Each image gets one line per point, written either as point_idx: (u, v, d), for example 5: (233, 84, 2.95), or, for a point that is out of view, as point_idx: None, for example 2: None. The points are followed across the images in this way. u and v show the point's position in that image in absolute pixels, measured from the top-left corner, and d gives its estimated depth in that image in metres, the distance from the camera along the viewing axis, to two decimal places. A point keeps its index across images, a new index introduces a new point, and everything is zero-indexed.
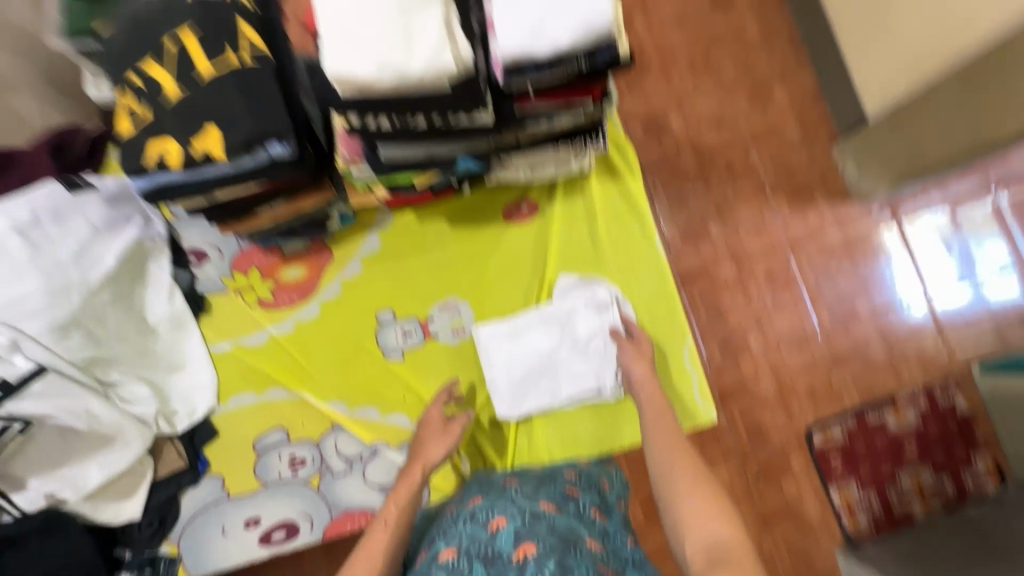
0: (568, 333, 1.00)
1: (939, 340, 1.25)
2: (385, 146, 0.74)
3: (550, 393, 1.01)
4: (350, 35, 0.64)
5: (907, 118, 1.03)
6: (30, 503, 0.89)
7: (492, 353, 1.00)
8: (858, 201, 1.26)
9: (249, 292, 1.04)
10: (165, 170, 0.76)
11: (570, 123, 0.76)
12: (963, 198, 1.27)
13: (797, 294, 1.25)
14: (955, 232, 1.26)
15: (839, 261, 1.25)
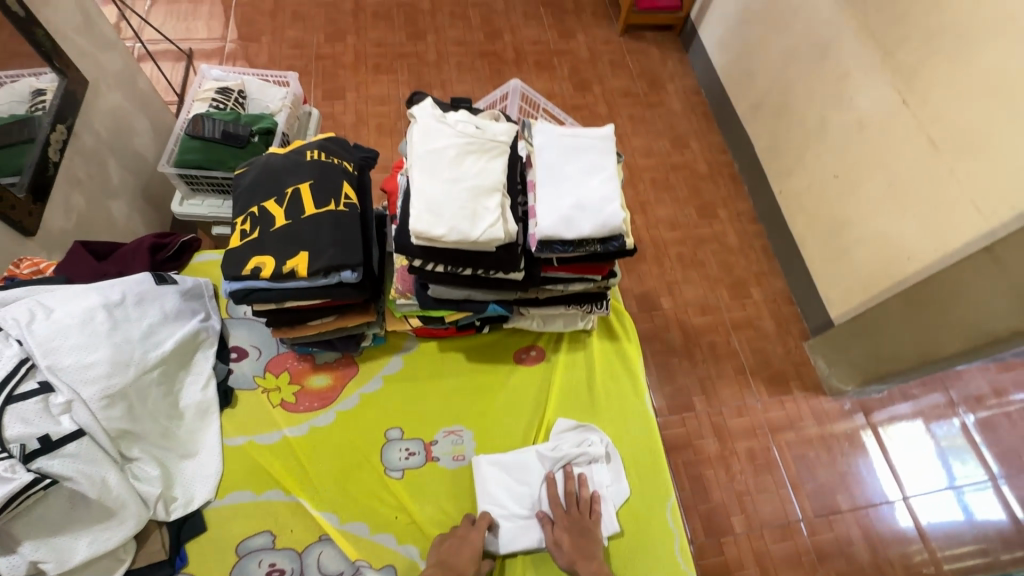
0: (558, 473, 1.08)
1: (924, 549, 1.64)
2: (436, 285, 0.97)
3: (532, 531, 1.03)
4: (431, 207, 0.84)
5: (865, 324, 1.76)
6: (12, 569, 0.82)
7: (491, 481, 1.06)
8: (828, 393, 1.90)
9: (275, 392, 1.14)
10: (254, 278, 0.93)
11: (580, 287, 1.07)
12: (885, 403, 1.85)
13: (778, 477, 1.74)
14: (894, 446, 1.79)
15: (815, 455, 1.78)
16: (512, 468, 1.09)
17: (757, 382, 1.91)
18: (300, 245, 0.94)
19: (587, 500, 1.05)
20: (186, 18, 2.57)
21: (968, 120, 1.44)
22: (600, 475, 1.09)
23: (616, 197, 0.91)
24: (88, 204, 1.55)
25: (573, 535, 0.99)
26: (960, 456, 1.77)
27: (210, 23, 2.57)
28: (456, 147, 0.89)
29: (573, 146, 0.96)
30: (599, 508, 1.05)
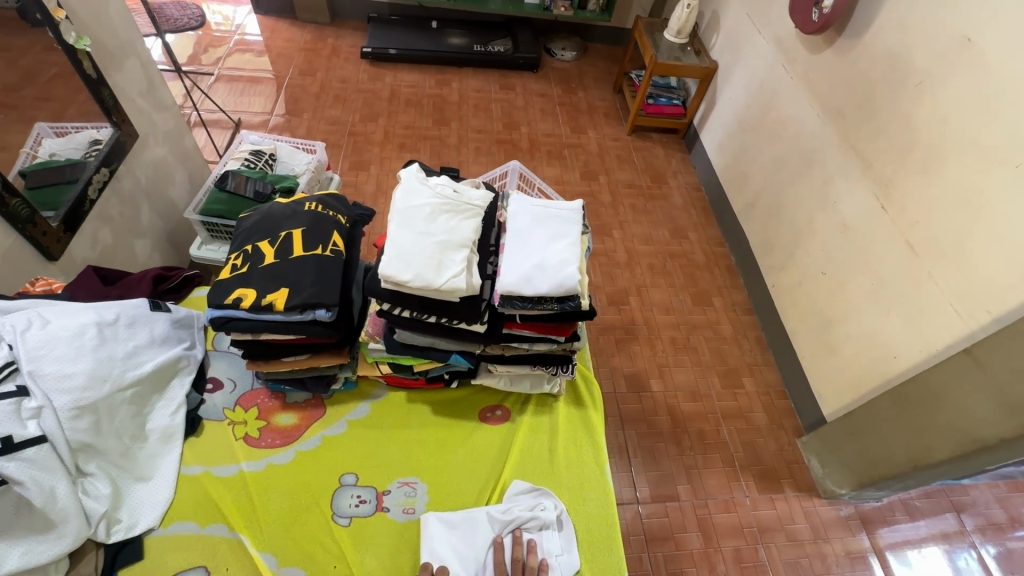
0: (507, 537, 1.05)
1: None
2: (402, 330, 1.03)
3: None
4: (401, 255, 0.92)
5: (853, 422, 1.73)
6: None
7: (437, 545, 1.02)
8: (822, 495, 1.83)
9: (241, 426, 1.16)
10: (234, 308, 1.00)
11: (545, 348, 1.11)
12: (884, 515, 1.78)
13: None
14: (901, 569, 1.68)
15: (807, 562, 1.69)
16: (460, 531, 1.05)
17: (747, 477, 1.85)
18: (283, 282, 1.02)
19: (535, 568, 1.00)
20: (241, 94, 2.92)
21: (939, 229, 1.51)
22: (550, 543, 1.05)
23: (575, 261, 0.98)
24: (113, 239, 1.69)
25: None
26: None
27: (261, 99, 2.91)
28: (432, 205, 0.99)
29: (542, 215, 1.05)
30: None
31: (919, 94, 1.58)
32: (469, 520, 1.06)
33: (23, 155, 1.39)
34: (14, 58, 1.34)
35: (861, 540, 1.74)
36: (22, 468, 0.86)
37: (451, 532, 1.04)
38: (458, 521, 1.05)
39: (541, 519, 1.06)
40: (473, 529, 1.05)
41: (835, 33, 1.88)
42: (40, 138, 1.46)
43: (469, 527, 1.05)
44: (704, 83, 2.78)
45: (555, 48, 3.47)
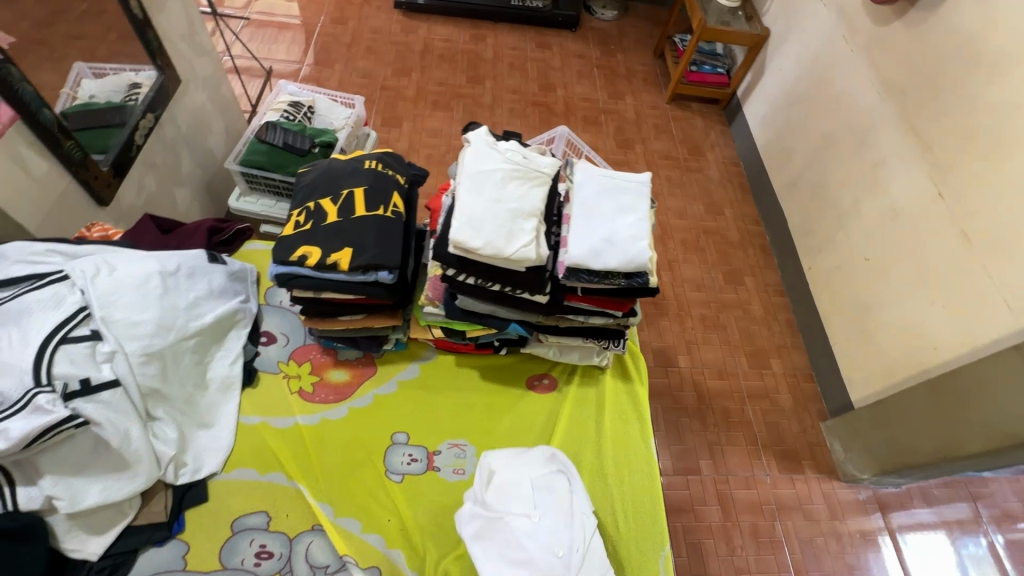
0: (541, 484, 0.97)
1: None
2: (464, 297, 1.02)
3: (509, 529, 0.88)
4: (472, 222, 0.91)
5: (882, 410, 1.74)
6: (27, 500, 0.84)
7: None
8: (843, 478, 1.85)
9: (295, 380, 1.18)
10: (299, 266, 1.00)
11: (600, 321, 1.11)
12: (901, 502, 1.81)
13: (781, 556, 1.69)
14: (909, 552, 1.72)
15: (823, 540, 1.73)
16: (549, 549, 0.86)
17: (768, 456, 1.87)
18: (347, 242, 1.01)
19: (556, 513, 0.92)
20: (273, 41, 2.84)
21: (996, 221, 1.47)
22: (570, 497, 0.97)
23: (646, 237, 0.96)
24: (157, 187, 1.69)
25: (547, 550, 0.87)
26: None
27: (292, 47, 2.83)
28: (503, 170, 0.96)
29: (610, 186, 1.03)
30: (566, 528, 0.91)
31: (992, 76, 1.49)
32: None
33: (64, 96, 1.31)
34: None
35: (876, 522, 1.77)
36: (101, 409, 0.89)
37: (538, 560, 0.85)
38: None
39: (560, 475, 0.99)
40: (565, 531, 0.89)
41: (907, 4, 1.77)
42: (80, 78, 1.40)
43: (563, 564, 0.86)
44: (753, 52, 2.64)
45: (596, 6, 3.32)
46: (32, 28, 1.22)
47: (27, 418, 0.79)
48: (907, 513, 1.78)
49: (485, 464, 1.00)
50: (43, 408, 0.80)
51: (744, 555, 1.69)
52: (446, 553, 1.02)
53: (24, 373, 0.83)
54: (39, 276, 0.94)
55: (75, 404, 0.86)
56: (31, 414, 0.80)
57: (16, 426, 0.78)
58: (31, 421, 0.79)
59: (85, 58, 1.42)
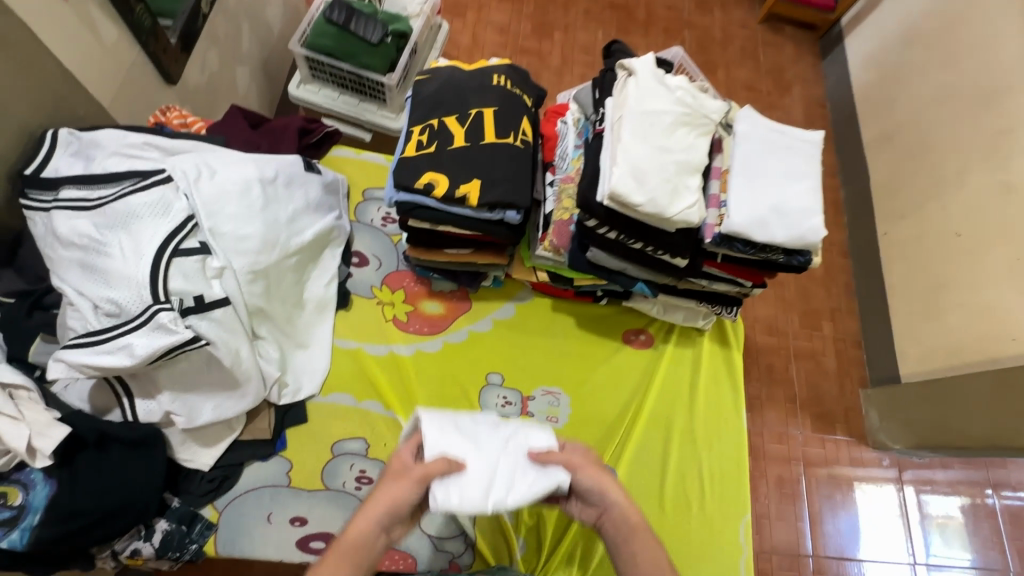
0: None
1: None
2: (595, 250, 0.93)
3: None
4: (636, 173, 0.79)
5: (935, 388, 1.61)
6: (148, 412, 0.84)
7: (448, 446, 0.69)
8: (870, 444, 1.75)
9: (389, 307, 1.13)
10: (423, 195, 0.90)
11: (723, 288, 1.04)
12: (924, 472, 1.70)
13: (798, 509, 1.64)
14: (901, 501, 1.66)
15: (841, 497, 1.66)
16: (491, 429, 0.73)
17: (803, 414, 1.77)
18: (475, 173, 0.90)
19: None
20: None
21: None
22: None
23: (818, 210, 0.86)
24: (220, 65, 1.48)
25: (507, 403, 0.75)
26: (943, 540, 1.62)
27: None
28: (672, 113, 0.83)
29: (778, 143, 0.90)
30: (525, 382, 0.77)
31: None
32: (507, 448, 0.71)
33: None
34: None
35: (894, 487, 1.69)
36: (215, 328, 0.84)
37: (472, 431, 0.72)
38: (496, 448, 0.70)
39: None
40: None
41: None
42: None
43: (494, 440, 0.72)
44: None
45: None
46: None
47: (148, 337, 0.75)
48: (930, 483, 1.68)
49: None
50: (163, 328, 0.75)
51: (765, 503, 1.64)
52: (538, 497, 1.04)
53: (139, 288, 0.77)
54: (141, 175, 0.85)
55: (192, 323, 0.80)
56: (153, 332, 0.75)
57: (138, 344, 0.74)
58: (153, 340, 0.74)
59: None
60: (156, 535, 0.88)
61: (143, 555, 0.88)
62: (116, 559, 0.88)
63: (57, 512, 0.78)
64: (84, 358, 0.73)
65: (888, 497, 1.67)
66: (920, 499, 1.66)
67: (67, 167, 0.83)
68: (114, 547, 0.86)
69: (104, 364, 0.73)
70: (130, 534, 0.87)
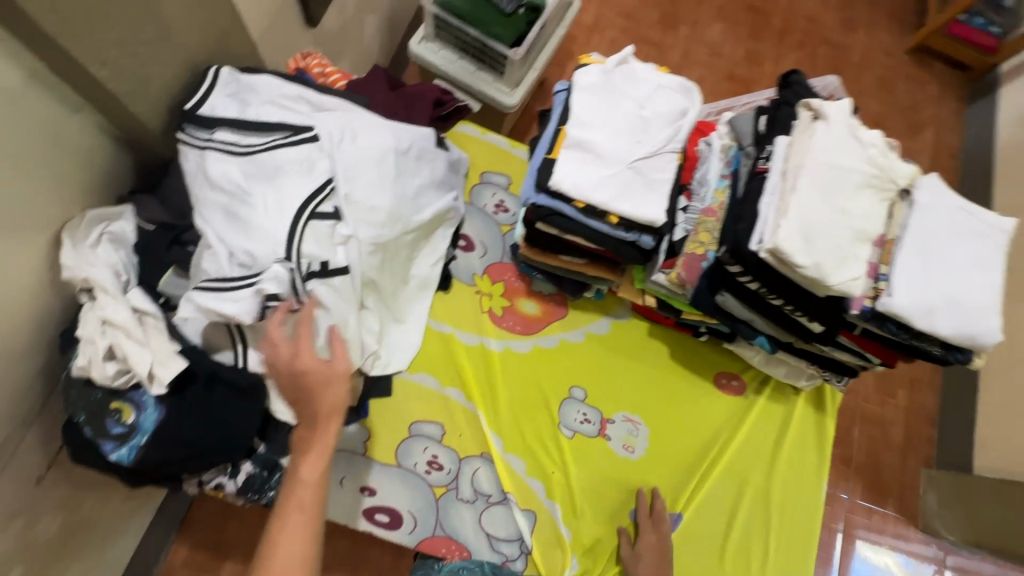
0: (646, 108, 0.87)
1: None
2: (726, 296, 0.87)
3: (582, 120, 0.86)
4: (806, 232, 0.72)
5: (1021, 493, 1.43)
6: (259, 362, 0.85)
7: (584, 139, 0.84)
8: (919, 526, 1.56)
9: (486, 299, 1.11)
10: (562, 201, 0.84)
11: (846, 357, 0.96)
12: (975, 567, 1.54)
13: None
14: None
15: None
16: (635, 121, 0.86)
17: (858, 482, 1.61)
18: (623, 187, 0.83)
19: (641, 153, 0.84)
20: None
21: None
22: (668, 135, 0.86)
23: (994, 311, 0.77)
24: (354, 12, 1.46)
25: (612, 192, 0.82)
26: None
27: None
28: (859, 173, 0.75)
29: (960, 224, 0.81)
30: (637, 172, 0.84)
31: None
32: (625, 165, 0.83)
33: None
34: None
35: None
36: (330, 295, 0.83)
37: (613, 140, 0.84)
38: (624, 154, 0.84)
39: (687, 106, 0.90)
40: (632, 136, 0.85)
41: None
42: None
43: (637, 143, 0.85)
44: None
45: None
46: None
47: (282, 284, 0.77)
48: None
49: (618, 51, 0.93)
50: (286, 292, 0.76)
51: None
52: (600, 522, 1.04)
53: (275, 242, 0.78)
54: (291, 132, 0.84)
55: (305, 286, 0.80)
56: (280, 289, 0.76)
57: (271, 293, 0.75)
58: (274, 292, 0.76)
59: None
60: (240, 475, 0.93)
61: (226, 490, 0.94)
62: (203, 487, 0.94)
63: (163, 439, 0.82)
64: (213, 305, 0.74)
65: None
66: None
67: (222, 107, 0.84)
68: (203, 476, 0.92)
69: (226, 309, 0.74)
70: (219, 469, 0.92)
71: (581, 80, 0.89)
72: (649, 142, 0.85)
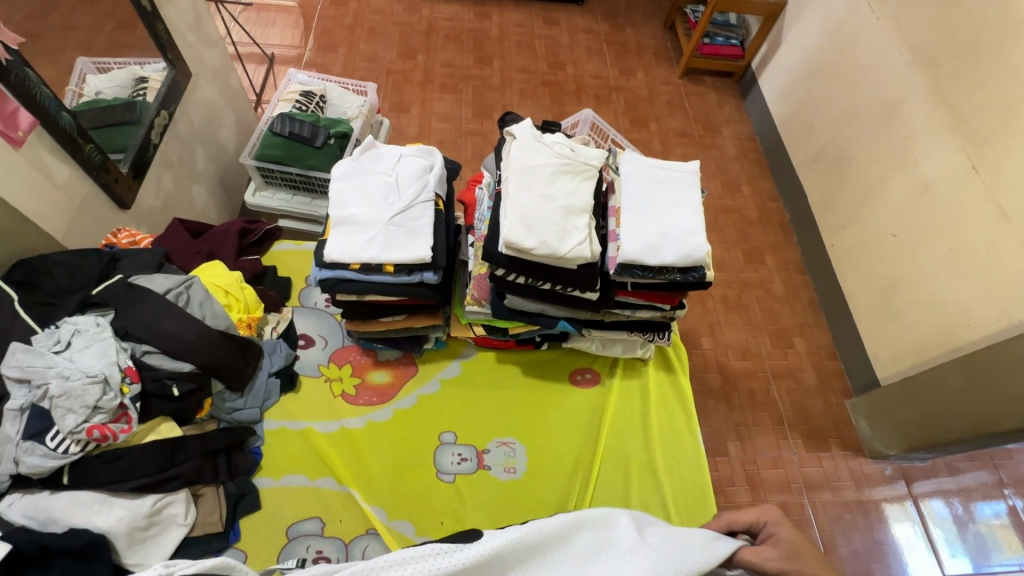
0: (393, 176, 1.05)
1: None
2: (512, 296, 1.01)
3: (340, 201, 1.01)
4: (524, 220, 0.87)
5: (906, 388, 1.59)
6: (102, 517, 0.86)
7: (346, 215, 1.00)
8: (869, 455, 1.69)
9: (338, 383, 1.18)
10: (344, 268, 0.97)
11: (647, 315, 1.08)
12: (923, 473, 1.65)
13: (810, 536, 1.54)
14: (922, 515, 1.59)
15: (851, 517, 1.58)
16: (386, 187, 1.03)
17: (795, 435, 1.70)
18: (388, 240, 0.97)
19: (398, 210, 1.00)
20: (251, 26, 2.50)
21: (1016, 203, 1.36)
22: (415, 191, 1.03)
23: (701, 231, 0.94)
24: (175, 187, 1.52)
25: (381, 246, 0.96)
26: (954, 547, 1.54)
27: (280, 32, 2.50)
28: (552, 165, 0.94)
29: (659, 177, 1.00)
30: (397, 225, 0.98)
31: None
32: (386, 224, 0.98)
33: (70, 94, 1.14)
34: (88, 40, 1.22)
35: (899, 494, 1.62)
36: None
37: (369, 209, 1.00)
38: (381, 216, 0.99)
39: (430, 164, 1.08)
40: (386, 201, 1.01)
41: None
42: (83, 75, 1.20)
43: (389, 204, 1.01)
44: (768, 23, 2.33)
45: None
46: (49, 19, 1.09)
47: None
48: (940, 489, 1.62)
49: (366, 142, 1.13)
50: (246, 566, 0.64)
51: None
52: None
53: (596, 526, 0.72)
54: (82, 304, 0.94)
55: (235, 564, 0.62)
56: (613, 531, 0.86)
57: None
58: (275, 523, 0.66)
59: (99, 51, 1.25)
60: None
61: None
62: None
63: None
64: (35, 462, 0.81)
65: (907, 515, 1.58)
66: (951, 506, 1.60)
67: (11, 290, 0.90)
68: None
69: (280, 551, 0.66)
70: None
71: (338, 171, 1.06)
72: (400, 200, 1.01)
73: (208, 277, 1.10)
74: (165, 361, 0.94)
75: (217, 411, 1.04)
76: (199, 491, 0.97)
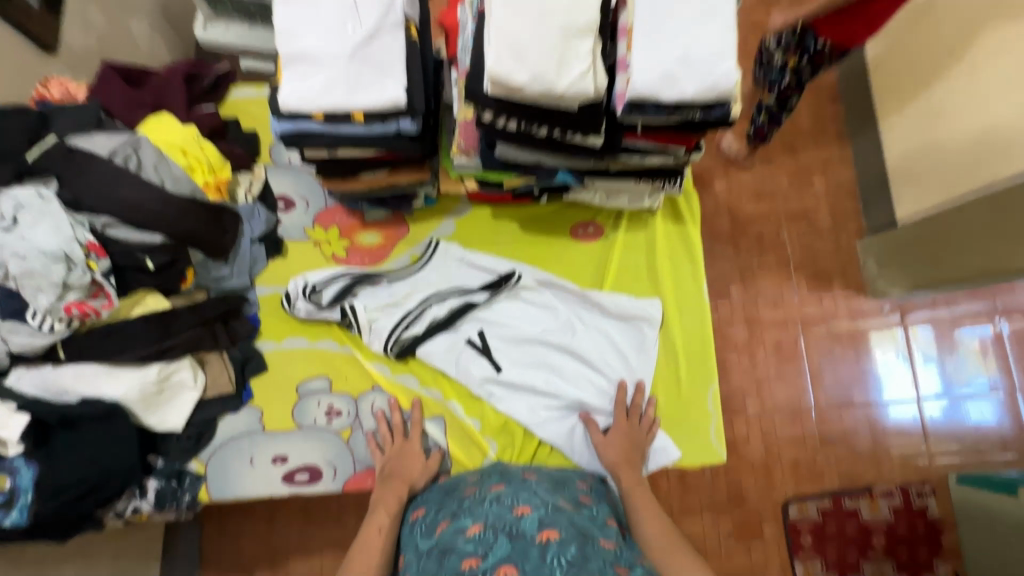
0: None
1: (923, 444, 1.55)
2: (503, 145, 0.88)
3: (288, 33, 0.83)
4: (515, 48, 0.71)
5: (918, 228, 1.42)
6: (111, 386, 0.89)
7: (297, 50, 0.82)
8: (869, 294, 1.62)
9: (327, 246, 1.13)
10: (306, 118, 0.84)
11: (658, 160, 0.95)
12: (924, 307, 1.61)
13: (798, 368, 1.59)
14: (916, 351, 1.59)
15: (841, 351, 1.60)
16: (343, 10, 0.83)
17: (798, 276, 1.64)
18: (351, 81, 0.81)
19: (360, 39, 0.82)
20: None
21: None
22: (377, 11, 0.83)
23: (731, 54, 0.77)
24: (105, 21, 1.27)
25: (346, 88, 0.81)
26: (932, 369, 1.58)
27: None
28: None
29: None
30: (362, 59, 0.81)
31: None
32: (350, 59, 0.81)
33: None
34: None
35: (891, 322, 1.61)
36: (620, 332, 1.12)
37: (325, 40, 0.82)
38: (341, 47, 0.81)
39: None
40: (345, 27, 0.82)
41: None
42: None
43: (350, 32, 0.82)
44: None
45: None
46: None
47: (587, 456, 1.04)
48: (932, 319, 1.60)
49: None
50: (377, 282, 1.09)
51: (765, 370, 1.59)
52: None
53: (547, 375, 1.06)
54: (18, 174, 0.84)
55: (355, 302, 1.05)
56: (588, 444, 1.04)
57: (600, 304, 1.11)
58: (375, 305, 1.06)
59: None
60: (149, 492, 0.96)
61: (145, 511, 0.96)
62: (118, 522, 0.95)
63: (47, 487, 0.81)
64: (23, 339, 0.80)
65: (891, 339, 1.60)
66: (933, 339, 1.59)
67: None
68: (114, 508, 0.93)
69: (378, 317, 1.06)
70: (127, 495, 0.94)
71: None
72: (362, 25, 0.82)
73: (158, 135, 0.97)
74: (131, 234, 0.87)
75: (203, 281, 1.00)
76: (203, 358, 0.99)
